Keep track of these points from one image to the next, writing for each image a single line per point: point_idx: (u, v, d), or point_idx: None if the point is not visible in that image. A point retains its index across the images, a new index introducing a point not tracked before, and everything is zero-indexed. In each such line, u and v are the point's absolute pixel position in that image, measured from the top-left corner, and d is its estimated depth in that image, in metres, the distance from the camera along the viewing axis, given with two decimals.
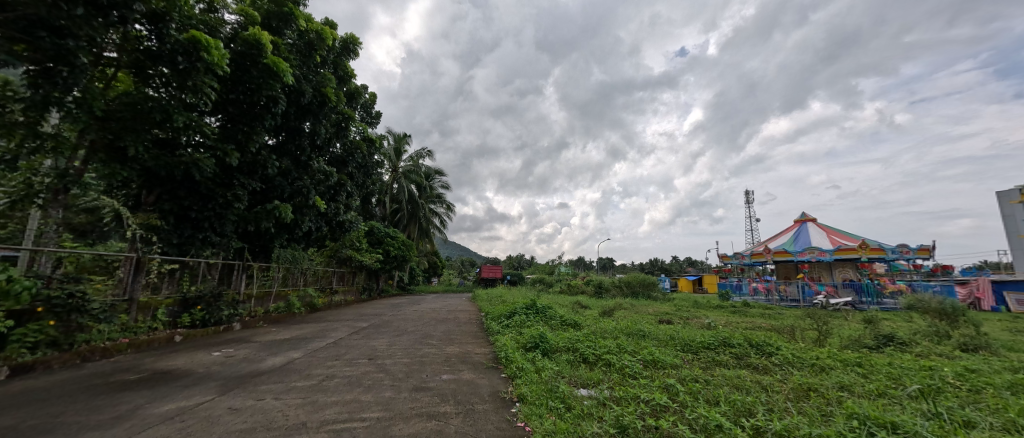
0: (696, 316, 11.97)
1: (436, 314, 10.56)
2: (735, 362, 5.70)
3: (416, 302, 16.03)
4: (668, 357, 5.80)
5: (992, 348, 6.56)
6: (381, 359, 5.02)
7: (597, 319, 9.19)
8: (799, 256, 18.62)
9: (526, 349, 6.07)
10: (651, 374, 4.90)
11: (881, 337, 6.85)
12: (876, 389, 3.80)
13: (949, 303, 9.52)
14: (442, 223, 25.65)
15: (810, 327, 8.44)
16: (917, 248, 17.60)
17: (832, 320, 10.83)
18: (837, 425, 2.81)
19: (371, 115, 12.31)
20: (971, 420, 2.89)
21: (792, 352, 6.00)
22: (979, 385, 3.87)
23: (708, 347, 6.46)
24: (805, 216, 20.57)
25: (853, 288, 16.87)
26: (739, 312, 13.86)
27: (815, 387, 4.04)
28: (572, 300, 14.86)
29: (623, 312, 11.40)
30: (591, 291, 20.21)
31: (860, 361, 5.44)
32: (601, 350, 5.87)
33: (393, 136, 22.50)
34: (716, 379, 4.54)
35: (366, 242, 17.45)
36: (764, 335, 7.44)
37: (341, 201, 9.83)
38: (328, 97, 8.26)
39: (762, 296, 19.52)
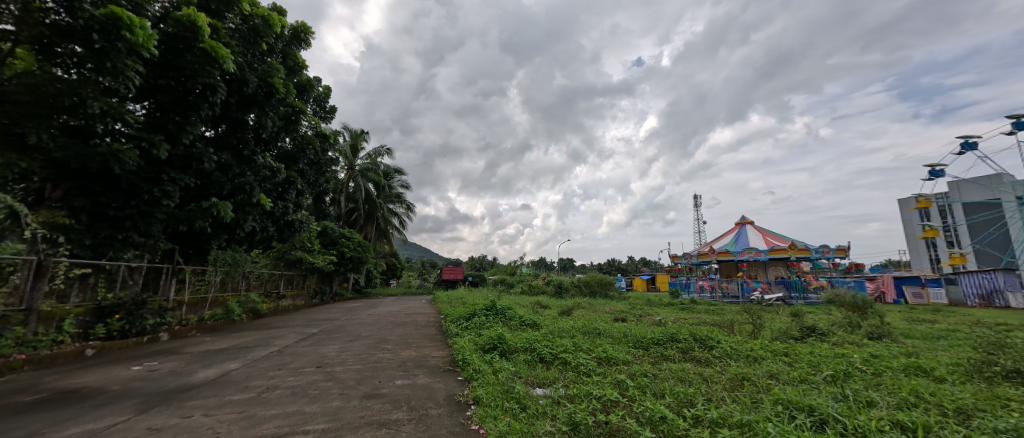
0: (648, 313, 12.63)
1: (393, 318, 10.24)
2: (681, 356, 6.06)
3: (372, 305, 15.40)
4: (620, 353, 6.04)
5: (892, 335, 7.52)
6: (331, 367, 4.76)
7: (555, 318, 9.34)
8: (739, 256, 20.19)
9: (484, 351, 6.05)
10: (604, 371, 5.09)
11: (805, 328, 7.60)
12: (798, 376, 4.21)
13: (860, 297, 10.80)
14: (401, 223, 24.93)
15: (746, 321, 9.21)
16: (836, 248, 19.73)
17: (766, 314, 11.84)
18: (766, 411, 3.08)
19: (324, 109, 11.67)
20: (872, 399, 3.29)
21: (730, 344, 6.49)
22: (880, 369, 4.42)
23: (657, 342, 6.82)
24: (745, 219, 22.34)
25: (784, 285, 18.62)
26: (687, 308, 14.77)
27: (748, 376, 4.40)
28: (533, 300, 15.08)
29: (581, 311, 11.70)
30: (551, 291, 20.56)
31: (787, 350, 6.00)
32: (558, 348, 6.00)
33: (349, 132, 21.54)
34: (663, 373, 4.80)
35: (318, 242, 16.55)
36: (707, 330, 7.97)
37: (290, 199, 9.24)
38: (275, 88, 7.72)
39: (707, 293, 20.94)
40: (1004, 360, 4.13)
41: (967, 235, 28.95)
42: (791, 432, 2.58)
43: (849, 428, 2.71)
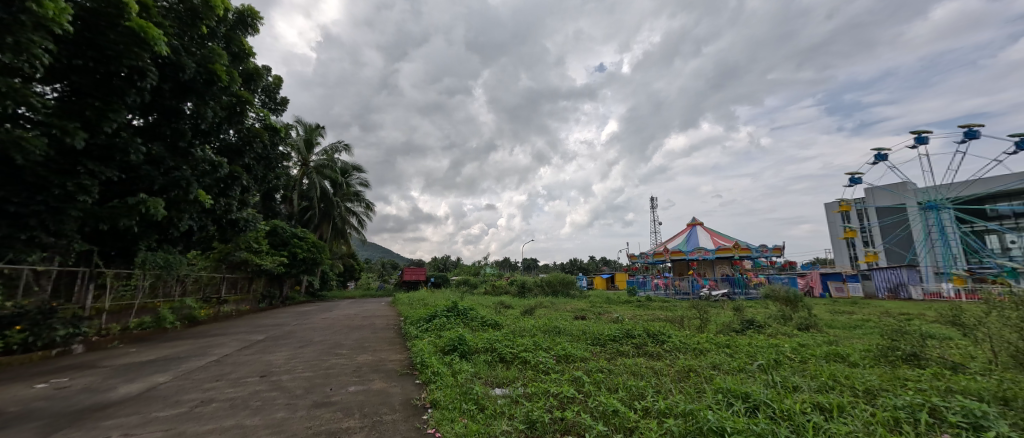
0: (607, 311, 13.06)
1: (349, 321, 9.82)
2: (635, 351, 6.34)
3: (326, 309, 14.64)
4: (579, 351, 6.20)
5: (818, 326, 8.33)
6: (277, 376, 4.47)
7: (517, 318, 9.39)
8: (690, 255, 21.45)
9: (444, 352, 5.96)
10: (563, 368, 5.20)
11: (745, 322, 8.22)
12: (737, 366, 4.54)
13: (793, 292, 11.87)
14: (360, 223, 23.97)
15: (695, 316, 9.82)
16: (774, 247, 21.53)
17: (713, 309, 12.67)
18: (708, 400, 3.29)
19: (275, 100, 10.98)
20: (797, 384, 3.63)
21: (679, 338, 6.89)
22: (806, 356, 4.89)
23: (614, 339, 7.08)
24: (696, 220, 23.76)
25: (729, 281, 20.05)
26: (643, 306, 15.46)
27: (693, 368, 4.69)
28: (495, 300, 15.08)
29: (543, 310, 11.89)
30: (514, 291, 20.64)
31: (729, 342, 6.47)
32: (518, 348, 6.05)
33: (303, 126, 20.40)
34: (618, 368, 4.99)
35: (267, 243, 15.50)
36: (660, 325, 8.38)
37: (234, 197, 8.55)
38: (217, 75, 7.11)
39: (661, 291, 22.03)
40: (904, 345, 4.73)
41: (880, 236, 32.72)
42: (728, 418, 2.78)
43: (777, 412, 2.98)
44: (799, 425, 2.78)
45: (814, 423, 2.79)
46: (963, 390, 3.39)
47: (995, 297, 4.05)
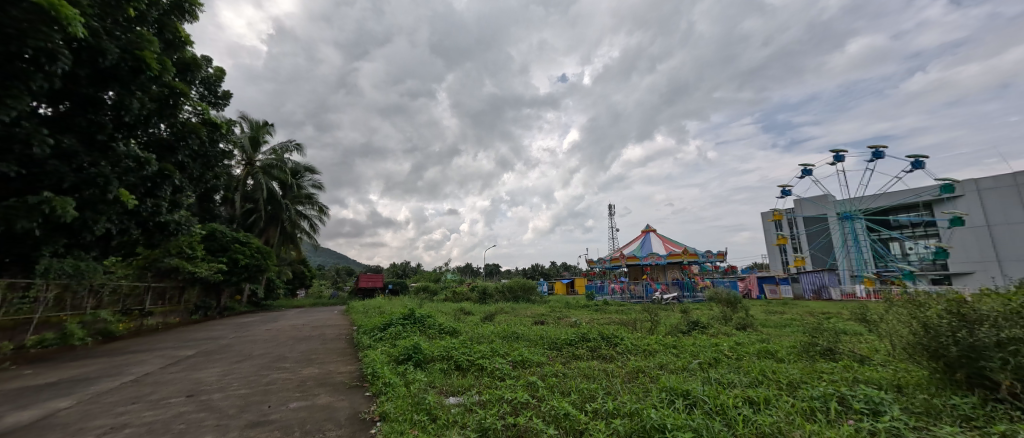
0: (566, 315, 13.33)
1: (296, 332, 9.19)
2: (589, 354, 6.50)
3: (269, 320, 13.59)
4: (535, 356, 6.25)
5: (754, 325, 9.04)
6: (206, 396, 4.07)
7: (476, 325, 9.27)
8: (645, 260, 22.65)
9: (397, 362, 5.75)
10: (519, 374, 5.23)
11: (691, 323, 8.73)
12: (681, 365, 4.81)
13: (735, 294, 12.77)
14: (312, 227, 22.64)
15: (647, 318, 10.27)
16: (718, 253, 23.09)
17: (664, 312, 13.35)
18: (652, 398, 3.45)
19: (216, 94, 10.14)
20: (732, 380, 3.92)
21: (631, 341, 7.17)
22: (741, 353, 5.30)
23: (570, 343, 7.22)
24: (649, 227, 24.95)
25: (679, 285, 21.21)
26: (600, 310, 15.93)
27: (642, 368, 4.89)
28: (455, 307, 14.83)
29: (503, 316, 11.88)
30: (475, 298, 20.32)
31: (676, 343, 6.85)
32: (476, 354, 5.98)
33: (249, 123, 18.99)
34: (572, 372, 5.09)
35: (202, 248, 14.18)
36: (614, 329, 8.69)
37: (164, 197, 7.70)
38: (146, 63, 6.44)
39: (618, 295, 22.87)
40: (822, 341, 5.27)
41: (807, 243, 36.25)
42: (669, 415, 2.93)
43: (712, 407, 3.19)
44: (731, 419, 3.00)
45: (744, 416, 3.02)
46: (867, 380, 3.84)
47: (892, 297, 4.66)
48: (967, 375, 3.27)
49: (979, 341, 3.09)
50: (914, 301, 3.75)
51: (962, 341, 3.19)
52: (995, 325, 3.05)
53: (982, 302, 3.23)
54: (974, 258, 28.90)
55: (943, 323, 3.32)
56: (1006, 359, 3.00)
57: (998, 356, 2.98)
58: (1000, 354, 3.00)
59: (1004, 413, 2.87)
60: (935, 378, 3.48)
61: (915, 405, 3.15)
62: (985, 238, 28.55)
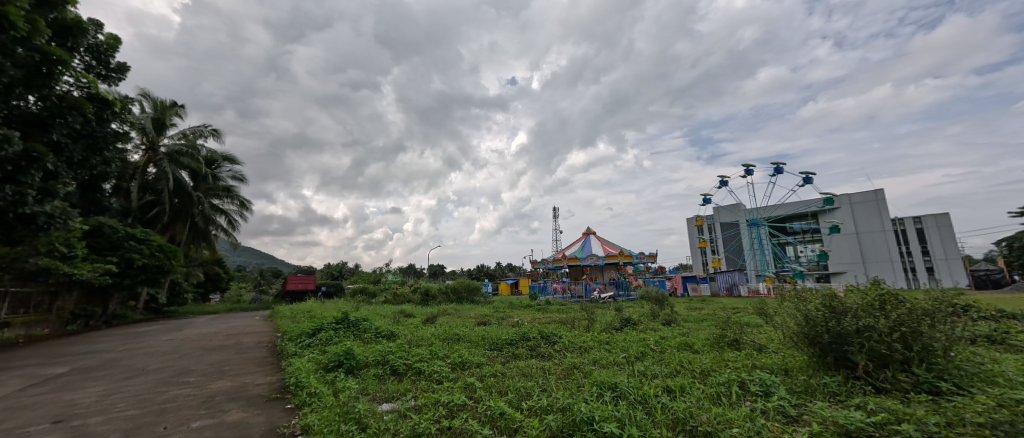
0: (509, 316, 13.50)
1: (208, 342, 8.20)
2: (528, 353, 6.65)
3: (174, 328, 11.96)
4: (475, 356, 6.23)
5: (677, 320, 9.90)
6: (80, 421, 3.46)
7: (416, 327, 8.98)
8: (585, 261, 23.79)
9: (327, 370, 5.35)
10: (457, 375, 5.16)
11: (624, 320, 9.33)
12: (612, 360, 5.11)
13: (662, 293, 13.86)
14: (230, 223, 20.37)
15: (584, 317, 10.74)
16: (650, 254, 24.89)
17: (601, 310, 14.12)
18: (584, 393, 3.63)
19: (108, 66, 8.73)
20: (654, 371, 4.26)
21: (568, 338, 7.45)
22: (664, 347, 5.77)
23: (510, 342, 7.32)
24: (589, 230, 26.11)
25: (615, 285, 22.54)
26: (542, 309, 16.36)
27: (577, 364, 5.10)
28: (397, 309, 14.31)
29: (445, 318, 11.71)
30: (417, 300, 19.57)
31: (609, 339, 7.26)
32: (414, 358, 5.80)
33: (153, 103, 16.56)
34: (510, 371, 5.15)
35: (86, 246, 12.06)
36: (553, 327, 8.99)
37: (32, 185, 6.40)
38: (10, 21, 5.34)
39: (559, 295, 23.68)
40: (730, 333, 5.93)
41: (723, 246, 40.58)
42: (598, 407, 3.11)
43: (635, 397, 3.44)
44: (651, 406, 3.26)
45: (663, 404, 3.30)
46: (762, 365, 4.41)
47: (784, 293, 5.42)
48: (835, 358, 3.91)
49: (843, 329, 3.75)
50: (798, 296, 4.40)
51: (831, 328, 3.84)
52: (856, 315, 3.73)
53: (847, 296, 3.91)
54: (846, 259, 34.47)
55: (816, 311, 3.96)
56: (861, 343, 3.68)
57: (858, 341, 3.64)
58: (859, 339, 3.68)
59: (860, 388, 3.48)
60: (810, 360, 4.11)
61: (796, 384, 3.67)
62: (854, 243, 34.25)
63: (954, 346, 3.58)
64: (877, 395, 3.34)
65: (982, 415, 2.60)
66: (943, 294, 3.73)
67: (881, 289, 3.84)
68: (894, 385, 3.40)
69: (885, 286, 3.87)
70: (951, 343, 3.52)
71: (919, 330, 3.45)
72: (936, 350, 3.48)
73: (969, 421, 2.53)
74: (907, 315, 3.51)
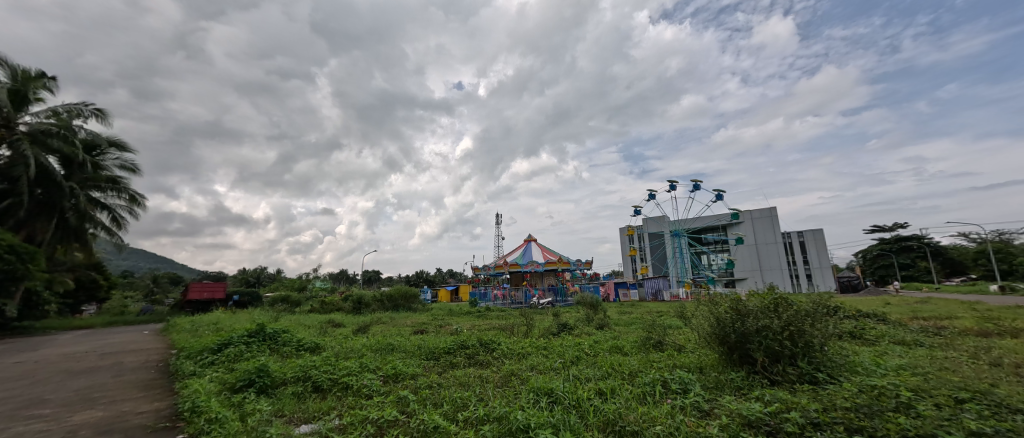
0: (447, 323, 13.15)
1: (75, 363, 6.78)
2: (466, 361, 6.47)
3: (30, 348, 9.77)
4: (410, 367, 5.91)
5: (609, 324, 10.38)
6: None
7: (345, 338, 8.32)
8: (525, 268, 24.10)
9: (233, 391, 4.68)
10: (390, 389, 4.83)
11: (561, 325, 9.55)
12: (548, 365, 5.14)
13: (596, 298, 14.43)
14: (114, 220, 17.37)
15: (523, 323, 10.77)
16: (586, 261, 25.97)
17: (539, 316, 14.34)
18: (520, 400, 3.59)
19: None
20: (587, 375, 4.35)
21: (507, 345, 7.40)
22: (597, 350, 5.96)
23: (447, 351, 7.06)
24: (530, 237, 26.53)
25: (553, 291, 23.20)
26: (481, 316, 16.20)
27: (515, 371, 5.05)
28: (324, 319, 13.22)
29: (379, 327, 11.04)
30: (347, 308, 18.23)
31: (546, 344, 7.37)
32: (342, 372, 5.32)
33: (11, 71, 13.63)
34: (447, 381, 4.95)
35: None
36: (493, 334, 8.88)
37: None
38: None
39: (499, 301, 23.70)
40: (655, 335, 6.32)
41: (651, 254, 43.80)
42: (534, 414, 3.08)
43: (570, 402, 3.48)
44: (584, 410, 3.31)
45: (595, 406, 3.36)
46: (681, 364, 4.74)
47: (699, 298, 5.93)
48: (740, 355, 4.31)
49: (746, 329, 4.17)
50: (710, 300, 4.82)
51: (736, 328, 4.25)
52: (756, 317, 4.17)
53: (749, 300, 4.37)
54: (750, 267, 39.06)
55: (725, 313, 4.37)
56: (760, 341, 4.11)
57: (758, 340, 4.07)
58: (758, 338, 4.10)
59: (759, 381, 3.87)
60: (720, 358, 4.50)
61: (710, 381, 3.98)
62: (755, 253, 38.95)
63: (828, 342, 4.17)
64: (772, 386, 3.74)
65: (849, 401, 3.01)
66: (820, 297, 4.35)
67: (775, 293, 4.35)
68: (785, 377, 3.84)
69: (778, 291, 4.40)
70: (827, 339, 4.09)
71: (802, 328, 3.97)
72: (815, 346, 4.00)
73: (841, 406, 2.92)
74: (794, 316, 4.04)
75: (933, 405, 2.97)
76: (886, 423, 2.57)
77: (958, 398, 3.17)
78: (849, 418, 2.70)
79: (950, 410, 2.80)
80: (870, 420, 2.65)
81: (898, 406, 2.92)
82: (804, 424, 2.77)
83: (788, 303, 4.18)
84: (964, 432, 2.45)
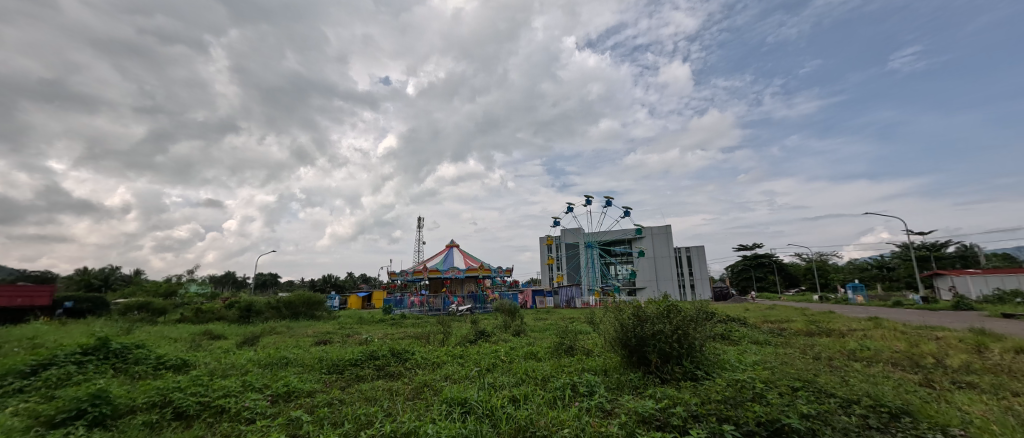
0: (356, 332, 12.10)
1: None
2: (375, 374, 5.95)
3: None
4: (306, 383, 5.24)
5: (525, 331, 10.58)
6: None
7: (226, 352, 7.11)
8: (445, 273, 23.55)
9: (49, 427, 3.56)
10: (279, 411, 4.19)
11: (478, 332, 9.43)
12: (463, 374, 4.97)
13: (514, 305, 14.63)
14: None
15: (439, 331, 10.38)
16: (506, 268, 26.35)
17: (456, 323, 14.04)
18: (430, 413, 3.38)
19: None
20: (500, 383, 4.30)
21: (421, 354, 7.03)
22: (513, 357, 5.97)
23: (354, 363, 6.43)
24: (453, 242, 26.00)
25: (473, 297, 23.17)
26: (395, 324, 15.32)
27: (428, 382, 4.79)
28: (199, 330, 11.17)
29: (272, 338, 9.67)
30: (232, 317, 15.61)
31: (462, 352, 7.17)
32: (215, 394, 4.47)
33: None
34: (351, 396, 4.49)
35: None
36: (407, 343, 8.39)
37: None
38: None
39: (416, 308, 22.73)
40: (566, 341, 6.56)
41: (566, 263, 46.25)
42: (444, 427, 2.91)
43: (483, 411, 3.37)
44: (498, 418, 3.23)
45: (508, 414, 3.30)
46: (588, 368, 4.96)
47: (607, 305, 6.33)
48: (638, 358, 4.65)
49: (645, 333, 4.52)
50: (616, 307, 5.14)
51: (636, 333, 4.58)
52: (652, 322, 4.57)
53: (647, 307, 4.77)
54: (649, 278, 43.49)
55: (627, 319, 4.70)
56: (655, 345, 4.48)
57: (654, 344, 4.45)
58: (653, 341, 4.47)
59: (652, 380, 4.21)
60: (621, 361, 4.80)
61: (613, 382, 4.21)
62: (653, 265, 43.53)
63: (706, 343, 4.74)
64: (663, 385, 4.09)
65: (720, 394, 3.41)
66: (701, 305, 4.94)
67: (667, 301, 4.82)
68: (673, 376, 4.25)
69: (671, 299, 4.90)
70: (705, 340, 4.65)
71: (686, 331, 4.47)
72: (696, 347, 4.51)
73: (715, 399, 3.28)
74: (682, 320, 4.53)
75: (779, 394, 3.51)
76: (746, 411, 2.94)
77: (795, 386, 3.80)
78: (720, 409, 3.03)
79: (789, 398, 3.31)
80: (735, 410, 3.00)
81: (754, 397, 3.38)
82: (686, 417, 3.06)
83: (678, 309, 4.66)
84: (799, 414, 2.91)
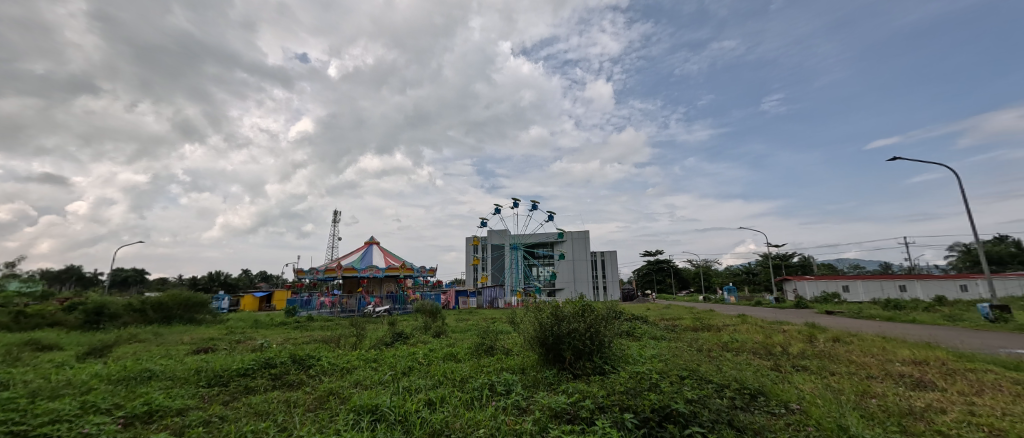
0: (248, 338, 10.62)
1: None
2: (270, 384, 5.26)
3: None
4: (177, 400, 4.39)
5: (446, 332, 10.31)
6: None
7: (63, 367, 5.67)
8: (362, 273, 21.95)
9: None
10: (133, 436, 3.43)
11: (395, 334, 8.93)
12: (376, 379, 4.63)
13: (436, 306, 14.18)
14: None
15: (351, 334, 9.59)
16: (429, 268, 25.53)
17: (371, 325, 13.15)
18: (334, 424, 3.05)
19: None
20: (416, 386, 4.10)
21: (329, 360, 6.41)
22: (431, 359, 5.75)
23: (244, 373, 5.60)
24: (373, 239, 24.43)
25: (392, 298, 22.00)
26: (300, 327, 13.84)
27: (334, 390, 4.35)
28: (22, 339, 8.78)
29: (133, 348, 7.98)
30: (73, 323, 12.51)
31: (376, 356, 6.71)
32: (36, 420, 3.48)
33: None
34: (236, 411, 3.87)
35: None
36: (312, 348, 7.59)
37: None
38: None
39: (326, 310, 20.85)
40: (487, 341, 6.52)
41: (491, 264, 46.61)
42: None
43: (395, 417, 3.15)
44: (410, 424, 3.03)
45: (422, 419, 3.12)
46: (506, 367, 4.98)
47: (528, 305, 6.42)
48: (554, 356, 4.80)
49: (561, 331, 4.69)
50: (536, 306, 5.24)
51: (553, 331, 4.73)
52: (567, 320, 4.76)
53: (564, 307, 4.93)
54: (567, 279, 45.87)
55: (546, 318, 4.83)
56: (570, 343, 4.66)
57: (569, 342, 4.63)
58: (569, 338, 4.65)
59: (566, 376, 4.37)
60: (538, 359, 4.90)
61: (529, 380, 4.28)
62: (572, 267, 46.04)
63: (614, 339, 5.07)
64: (575, 380, 4.27)
65: (623, 385, 3.66)
66: (611, 305, 5.30)
67: (581, 302, 5.05)
68: (585, 371, 4.46)
69: (585, 300, 5.15)
70: (614, 336, 4.97)
71: (598, 329, 4.73)
72: (605, 344, 4.79)
73: (618, 390, 3.50)
74: (595, 319, 4.80)
75: (670, 383, 3.89)
76: (643, 400, 3.18)
77: (682, 375, 4.26)
78: (623, 399, 3.24)
79: (679, 386, 3.68)
80: (635, 400, 3.22)
81: (650, 386, 3.70)
82: (593, 409, 3.20)
83: (592, 308, 4.93)
84: (685, 399, 3.24)
